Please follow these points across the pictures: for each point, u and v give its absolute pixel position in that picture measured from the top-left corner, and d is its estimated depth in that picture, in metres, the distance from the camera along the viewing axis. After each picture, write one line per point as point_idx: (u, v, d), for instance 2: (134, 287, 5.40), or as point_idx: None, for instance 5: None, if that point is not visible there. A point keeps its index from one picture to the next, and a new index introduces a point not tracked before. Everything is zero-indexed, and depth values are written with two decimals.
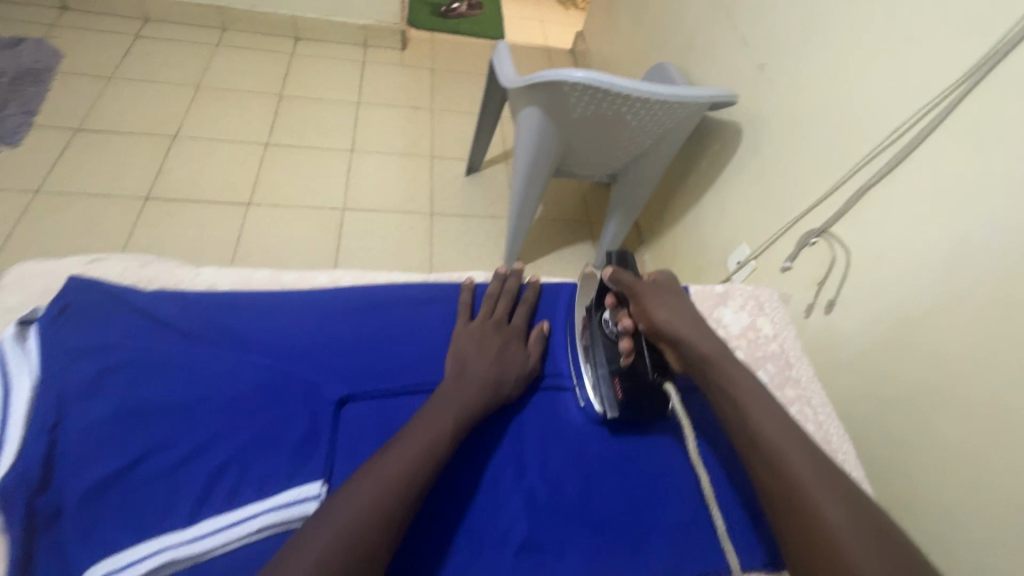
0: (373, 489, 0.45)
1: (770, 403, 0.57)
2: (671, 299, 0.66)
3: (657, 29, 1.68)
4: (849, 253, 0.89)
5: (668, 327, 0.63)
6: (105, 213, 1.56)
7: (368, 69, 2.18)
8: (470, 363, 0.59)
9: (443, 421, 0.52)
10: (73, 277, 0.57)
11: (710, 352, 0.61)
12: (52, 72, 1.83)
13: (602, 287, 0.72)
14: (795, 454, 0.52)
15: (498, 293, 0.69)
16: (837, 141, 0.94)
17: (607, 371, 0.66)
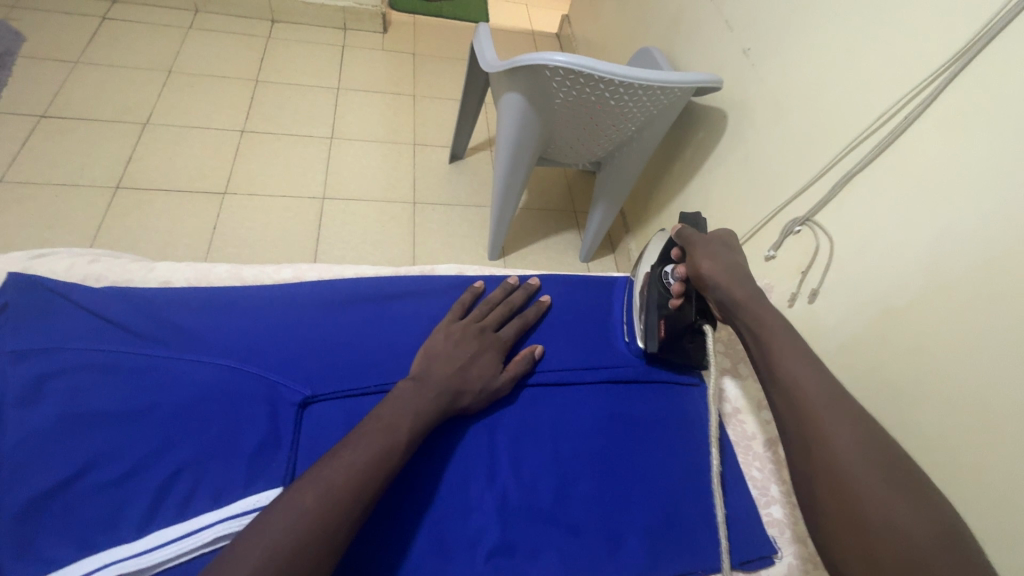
0: (323, 499, 0.43)
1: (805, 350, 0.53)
2: (724, 250, 0.63)
3: (642, 13, 1.64)
4: (832, 242, 0.88)
5: (709, 277, 0.61)
6: (73, 204, 1.50)
7: (347, 54, 2.12)
8: (436, 365, 0.57)
9: (402, 427, 0.50)
10: (11, 274, 0.54)
11: (746, 299, 0.58)
12: (13, 56, 1.75)
13: (669, 242, 0.71)
14: (820, 392, 0.50)
15: (497, 300, 0.68)
16: (822, 128, 0.93)
17: (655, 312, 0.67)
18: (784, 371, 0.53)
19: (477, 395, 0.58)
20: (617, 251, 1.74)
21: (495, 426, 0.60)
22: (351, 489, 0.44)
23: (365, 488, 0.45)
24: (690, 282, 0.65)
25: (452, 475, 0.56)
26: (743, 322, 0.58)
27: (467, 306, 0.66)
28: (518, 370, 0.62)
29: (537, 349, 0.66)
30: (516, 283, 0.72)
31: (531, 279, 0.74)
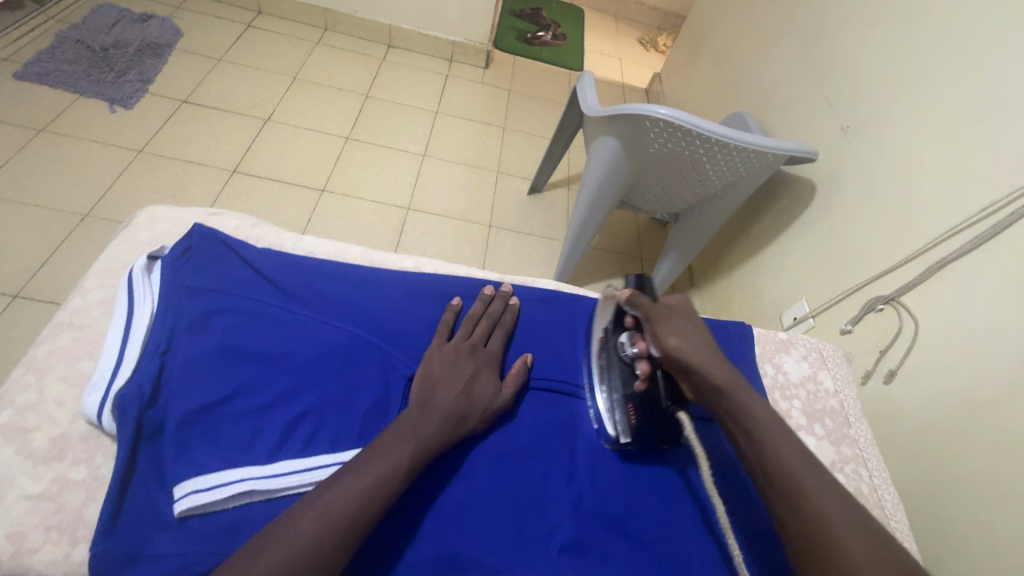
0: (406, 458, 0.49)
1: (793, 435, 0.50)
2: (689, 327, 0.59)
3: (738, 79, 1.70)
4: (917, 324, 0.87)
5: (679, 356, 0.57)
6: (195, 179, 1.68)
7: (450, 82, 2.29)
8: (439, 389, 0.56)
9: (403, 447, 0.49)
10: (198, 223, 0.64)
11: (725, 382, 0.54)
12: (170, 48, 2.01)
13: (619, 312, 0.67)
14: (811, 478, 0.48)
15: (479, 317, 0.68)
16: (917, 212, 0.93)
17: (620, 397, 0.63)
18: (765, 446, 0.50)
19: (483, 415, 0.58)
20: None
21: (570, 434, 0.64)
22: (423, 455, 0.51)
23: (386, 495, 0.46)
24: (659, 362, 0.60)
25: (534, 469, 0.60)
26: (724, 408, 0.53)
27: (452, 326, 0.65)
28: (516, 383, 0.63)
29: (527, 357, 0.68)
30: (492, 293, 0.72)
31: (501, 287, 0.74)
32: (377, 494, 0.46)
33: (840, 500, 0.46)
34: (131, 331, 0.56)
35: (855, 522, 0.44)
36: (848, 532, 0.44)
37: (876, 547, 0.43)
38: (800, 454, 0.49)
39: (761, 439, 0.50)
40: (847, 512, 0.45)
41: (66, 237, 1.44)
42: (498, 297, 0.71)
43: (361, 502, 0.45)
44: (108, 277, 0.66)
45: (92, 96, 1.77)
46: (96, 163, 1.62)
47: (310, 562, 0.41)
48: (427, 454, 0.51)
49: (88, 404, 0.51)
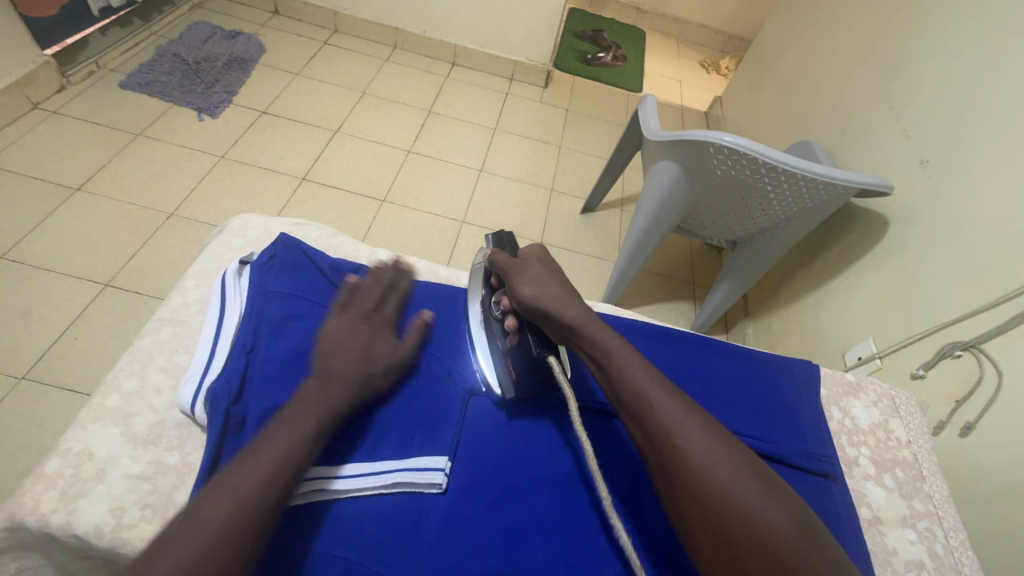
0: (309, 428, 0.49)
1: (644, 363, 0.53)
2: (540, 270, 0.62)
3: (807, 106, 1.65)
4: (1001, 375, 0.81)
5: (536, 302, 0.59)
6: (269, 185, 1.79)
7: (509, 100, 2.35)
8: (334, 353, 0.56)
9: (306, 418, 0.50)
10: (282, 232, 0.68)
11: (577, 319, 0.56)
12: (254, 62, 2.16)
13: (489, 275, 0.70)
14: (670, 402, 0.48)
15: (371, 284, 0.66)
16: (1007, 254, 0.87)
17: (500, 353, 0.64)
18: (624, 378, 0.51)
19: (383, 375, 0.58)
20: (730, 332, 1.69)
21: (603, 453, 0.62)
22: (334, 421, 0.52)
23: (293, 466, 0.47)
24: (522, 314, 0.62)
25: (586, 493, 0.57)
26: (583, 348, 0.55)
27: (344, 296, 0.63)
28: (415, 340, 0.63)
29: (427, 313, 0.67)
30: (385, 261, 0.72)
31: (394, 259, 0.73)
32: (297, 455, 0.47)
33: (690, 416, 0.48)
34: (221, 330, 0.60)
35: (704, 423, 0.47)
36: (695, 438, 0.46)
37: (715, 448, 0.46)
38: (649, 374, 0.51)
39: (619, 376, 0.52)
40: (690, 419, 0.48)
41: (153, 234, 1.56)
42: (398, 265, 0.71)
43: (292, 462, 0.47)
44: (204, 279, 0.72)
45: (184, 106, 1.93)
46: (183, 166, 1.76)
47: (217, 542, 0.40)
48: (335, 418, 0.52)
49: (183, 397, 0.56)
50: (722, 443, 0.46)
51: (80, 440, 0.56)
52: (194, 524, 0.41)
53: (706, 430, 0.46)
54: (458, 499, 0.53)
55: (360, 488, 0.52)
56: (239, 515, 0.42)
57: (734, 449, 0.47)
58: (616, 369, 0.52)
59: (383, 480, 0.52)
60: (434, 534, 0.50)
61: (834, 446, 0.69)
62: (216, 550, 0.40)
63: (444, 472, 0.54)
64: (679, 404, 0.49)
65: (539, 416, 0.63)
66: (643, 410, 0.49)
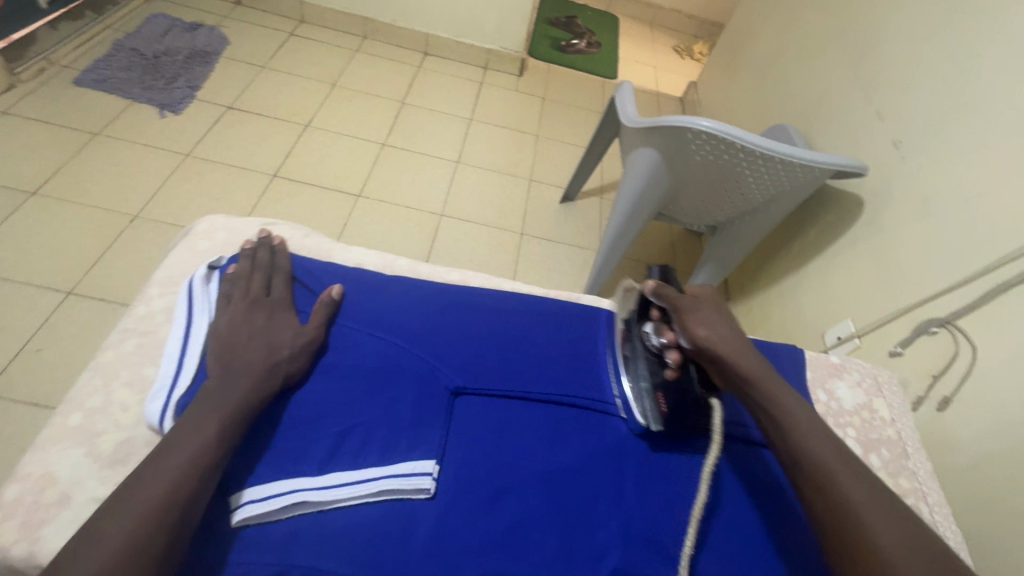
0: (217, 426, 0.49)
1: (808, 410, 0.55)
2: (714, 315, 0.60)
3: (781, 89, 1.66)
4: (976, 350, 0.83)
5: (709, 347, 0.57)
6: (238, 183, 1.73)
7: (484, 90, 2.31)
8: (235, 351, 0.56)
9: (211, 418, 0.49)
10: (263, 236, 0.68)
11: (755, 372, 0.56)
12: (218, 56, 2.08)
13: (643, 302, 0.67)
14: (849, 475, 0.49)
15: (249, 271, 0.64)
16: (979, 232, 0.89)
17: (649, 386, 0.61)
18: (805, 441, 0.52)
19: (294, 356, 0.57)
20: None
21: (729, 471, 0.62)
22: (245, 414, 0.51)
23: (205, 465, 0.47)
24: (687, 353, 0.60)
25: (583, 491, 0.54)
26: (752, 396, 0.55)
27: (227, 291, 0.61)
28: (323, 315, 0.61)
29: (335, 288, 0.64)
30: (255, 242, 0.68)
31: (263, 232, 0.69)
32: (206, 454, 0.47)
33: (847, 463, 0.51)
34: (190, 340, 0.58)
35: (881, 500, 0.48)
36: (851, 482, 0.49)
37: (871, 496, 0.48)
38: (832, 443, 0.52)
39: (781, 416, 0.54)
40: (849, 467, 0.50)
41: (117, 237, 1.50)
42: (272, 241, 0.68)
43: (203, 459, 0.47)
44: (170, 284, 0.68)
45: (144, 102, 1.84)
46: (146, 166, 1.68)
47: (131, 556, 0.41)
48: (249, 409, 0.51)
49: (150, 411, 0.53)
50: (881, 495, 0.48)
51: (42, 463, 0.53)
52: (106, 540, 0.41)
53: (886, 509, 0.47)
54: (448, 504, 0.51)
55: (347, 498, 0.50)
56: (151, 520, 0.42)
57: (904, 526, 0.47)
58: (778, 410, 0.54)
59: (369, 488, 0.50)
60: (426, 542, 0.48)
61: None
62: (119, 563, 0.40)
63: (432, 477, 0.52)
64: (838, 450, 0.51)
65: (680, 450, 0.60)
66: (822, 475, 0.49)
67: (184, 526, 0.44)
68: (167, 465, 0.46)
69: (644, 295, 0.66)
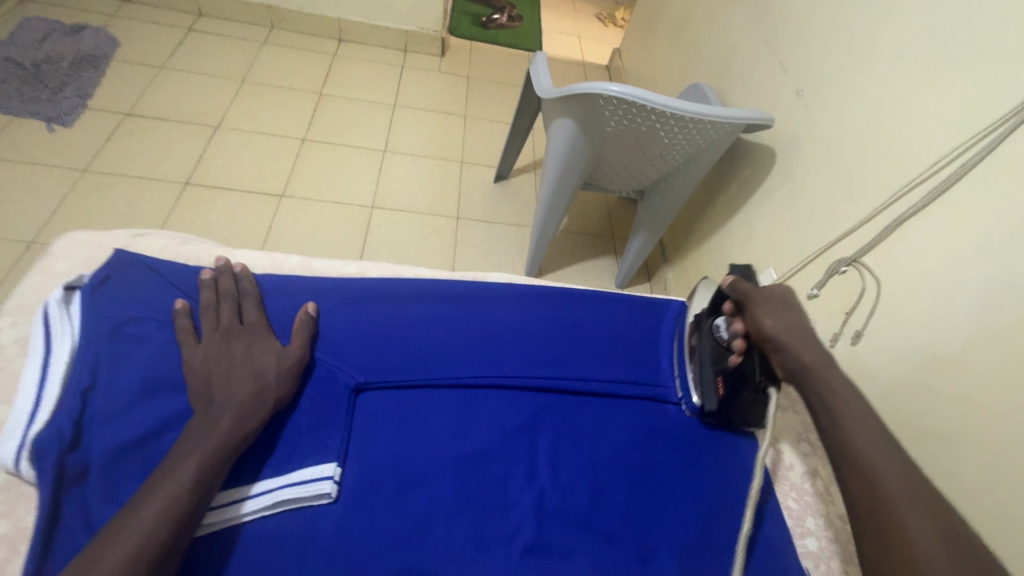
0: (199, 463, 0.45)
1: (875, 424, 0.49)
2: (786, 307, 0.58)
3: (695, 48, 1.68)
4: (879, 284, 0.87)
5: (773, 336, 0.56)
6: (146, 195, 1.61)
7: (406, 73, 2.23)
8: (216, 384, 0.52)
9: (190, 456, 0.46)
10: (118, 250, 0.62)
11: (815, 363, 0.53)
12: (108, 59, 1.91)
13: (719, 294, 0.67)
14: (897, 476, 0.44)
15: (214, 301, 0.59)
16: (873, 173, 0.93)
17: (711, 370, 0.64)
18: (849, 432, 0.48)
19: (280, 380, 0.54)
20: (652, 279, 1.73)
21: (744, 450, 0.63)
22: (223, 447, 0.47)
23: (189, 506, 0.43)
24: (752, 340, 0.60)
25: (494, 472, 0.54)
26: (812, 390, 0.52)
27: (191, 325, 0.57)
28: (304, 335, 0.58)
29: (310, 306, 0.62)
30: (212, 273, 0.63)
31: (220, 260, 0.64)
32: (187, 493, 0.44)
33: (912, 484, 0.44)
34: (48, 371, 0.53)
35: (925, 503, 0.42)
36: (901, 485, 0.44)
37: (924, 502, 0.42)
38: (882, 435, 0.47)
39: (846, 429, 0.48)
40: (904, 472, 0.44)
41: (12, 267, 1.37)
42: (231, 266, 0.63)
43: (181, 504, 0.43)
44: (25, 313, 0.63)
45: (28, 116, 1.68)
46: (37, 186, 1.54)
47: None
48: (238, 444, 0.48)
49: (4, 453, 0.49)
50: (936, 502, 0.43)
51: None
52: None
53: (935, 521, 0.41)
54: (352, 506, 0.50)
55: (231, 518, 0.47)
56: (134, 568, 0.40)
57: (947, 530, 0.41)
58: (847, 425, 0.48)
59: (250, 505, 0.48)
60: (328, 549, 0.47)
61: None
62: None
63: (333, 480, 0.50)
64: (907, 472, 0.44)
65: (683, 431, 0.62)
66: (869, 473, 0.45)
67: (163, 568, 0.41)
68: (149, 506, 0.42)
69: (722, 289, 0.66)
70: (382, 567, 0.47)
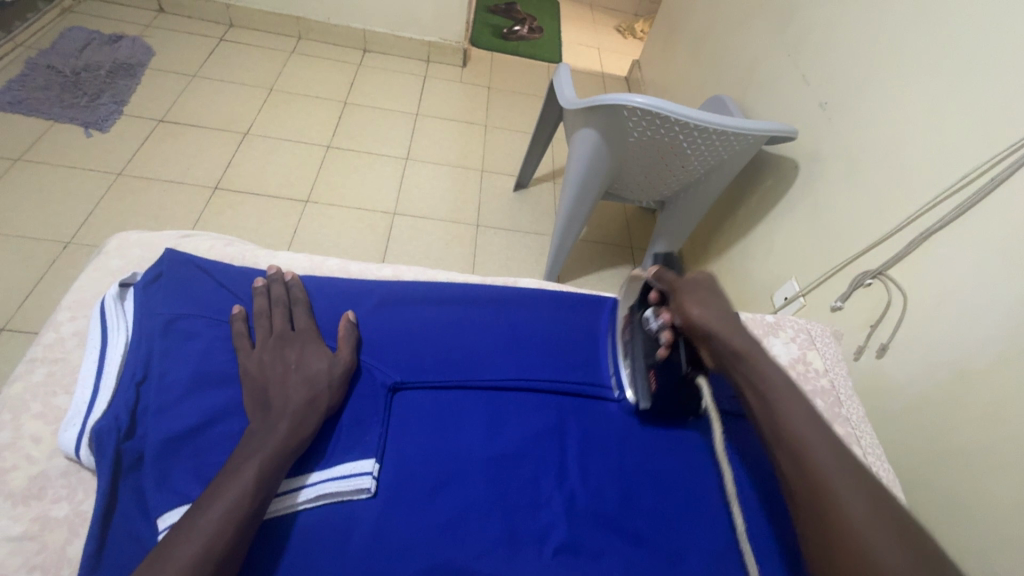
0: (256, 469, 0.46)
1: (815, 413, 0.49)
2: (711, 294, 0.59)
3: (717, 60, 1.69)
4: (906, 297, 0.86)
5: (699, 324, 0.57)
6: (177, 198, 1.66)
7: (428, 83, 2.28)
8: (272, 390, 0.53)
9: (249, 461, 0.47)
10: (169, 249, 0.65)
11: (744, 348, 0.54)
12: (143, 67, 1.98)
13: (645, 286, 0.67)
14: (828, 453, 0.46)
15: (267, 308, 0.61)
16: (899, 186, 0.92)
17: (643, 366, 0.62)
18: (783, 412, 0.49)
19: (331, 389, 0.55)
20: None
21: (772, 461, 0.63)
22: (277, 460, 0.48)
23: (251, 508, 0.44)
24: (680, 332, 0.60)
25: (524, 474, 0.55)
26: (744, 380, 0.53)
27: (247, 331, 0.59)
28: (351, 344, 0.60)
29: (351, 315, 0.63)
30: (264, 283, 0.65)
31: (271, 268, 0.66)
32: (248, 494, 0.45)
33: (864, 489, 0.43)
34: (105, 364, 0.56)
35: (855, 475, 0.44)
36: (830, 457, 0.45)
37: (852, 472, 0.44)
38: (811, 414, 0.49)
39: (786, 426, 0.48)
40: (831, 444, 0.46)
41: (50, 267, 1.42)
42: (281, 274, 0.65)
43: (241, 506, 0.44)
44: (80, 308, 0.66)
45: (67, 122, 1.75)
46: (75, 188, 1.60)
47: None
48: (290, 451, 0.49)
49: (65, 440, 0.52)
50: (863, 472, 0.45)
51: None
52: None
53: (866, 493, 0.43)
54: (389, 501, 0.51)
55: (289, 506, 0.49)
56: (201, 564, 0.41)
57: (873, 493, 0.43)
58: (779, 405, 0.50)
59: (306, 495, 0.50)
60: (365, 542, 0.48)
61: None
62: None
63: (372, 476, 0.52)
64: (855, 477, 0.44)
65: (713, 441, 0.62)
66: (802, 449, 0.46)
67: (227, 567, 0.42)
68: (213, 507, 0.43)
69: (649, 279, 0.66)
70: (419, 562, 0.48)
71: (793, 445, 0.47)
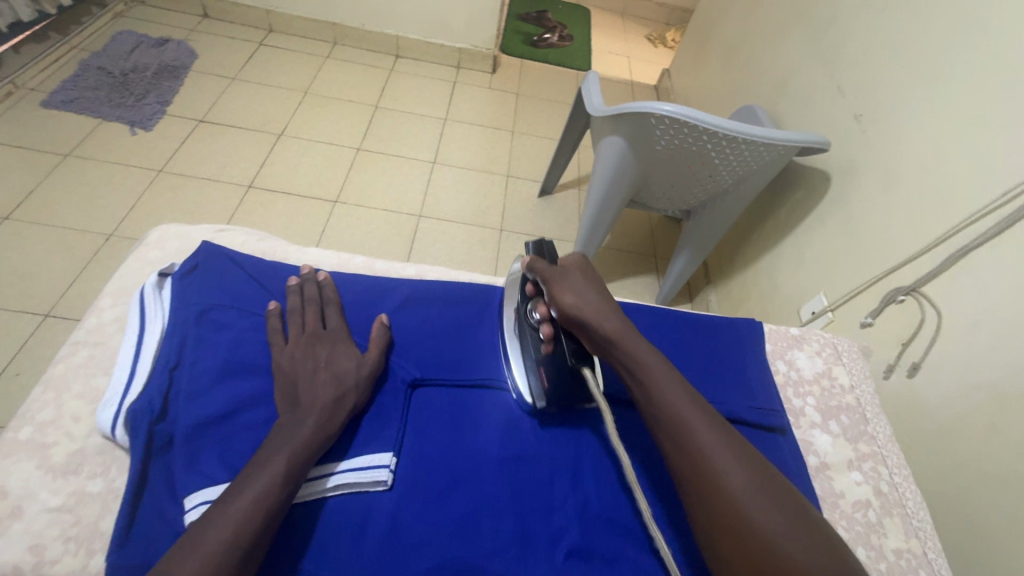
0: (283, 459, 0.48)
1: (683, 382, 0.52)
2: (581, 281, 0.60)
3: (749, 70, 1.67)
4: (940, 316, 0.83)
5: (575, 313, 0.57)
6: (214, 196, 1.72)
7: (457, 89, 2.31)
8: (303, 387, 0.55)
9: (278, 454, 0.48)
10: (206, 241, 0.68)
11: (617, 334, 0.55)
12: (187, 69, 2.06)
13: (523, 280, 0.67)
14: (702, 421, 0.49)
15: (300, 306, 0.63)
16: (935, 201, 0.90)
17: (533, 362, 0.62)
18: (658, 391, 0.51)
19: (359, 388, 0.56)
20: (694, 300, 1.72)
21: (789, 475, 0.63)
22: (306, 452, 0.49)
23: (279, 498, 0.46)
24: (558, 322, 0.60)
25: (540, 477, 0.56)
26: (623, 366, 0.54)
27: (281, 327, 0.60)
28: (380, 345, 0.61)
29: (382, 317, 0.64)
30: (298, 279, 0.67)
31: (305, 268, 0.68)
32: (278, 484, 0.46)
33: (732, 447, 0.48)
34: (141, 349, 0.58)
35: (725, 439, 0.48)
36: (701, 425, 0.49)
37: (721, 434, 0.49)
38: (681, 386, 0.52)
39: (662, 400, 0.50)
40: (703, 411, 0.50)
41: (92, 257, 1.49)
42: (313, 272, 0.67)
43: (271, 495, 0.46)
44: (122, 295, 0.70)
45: (114, 120, 1.83)
46: (119, 184, 1.67)
47: None
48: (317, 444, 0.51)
49: (102, 420, 0.54)
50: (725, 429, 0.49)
51: None
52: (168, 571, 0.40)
53: (737, 455, 0.47)
54: (403, 495, 0.52)
55: (317, 493, 0.51)
56: (232, 549, 0.42)
57: (738, 450, 0.48)
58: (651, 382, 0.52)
59: (329, 484, 0.51)
60: (380, 535, 0.49)
61: (780, 400, 0.72)
62: None
63: (389, 469, 0.53)
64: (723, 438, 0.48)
65: None
66: (678, 424, 0.49)
67: (256, 551, 0.44)
68: (244, 496, 0.45)
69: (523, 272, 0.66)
70: (433, 556, 0.49)
71: (673, 421, 0.50)
